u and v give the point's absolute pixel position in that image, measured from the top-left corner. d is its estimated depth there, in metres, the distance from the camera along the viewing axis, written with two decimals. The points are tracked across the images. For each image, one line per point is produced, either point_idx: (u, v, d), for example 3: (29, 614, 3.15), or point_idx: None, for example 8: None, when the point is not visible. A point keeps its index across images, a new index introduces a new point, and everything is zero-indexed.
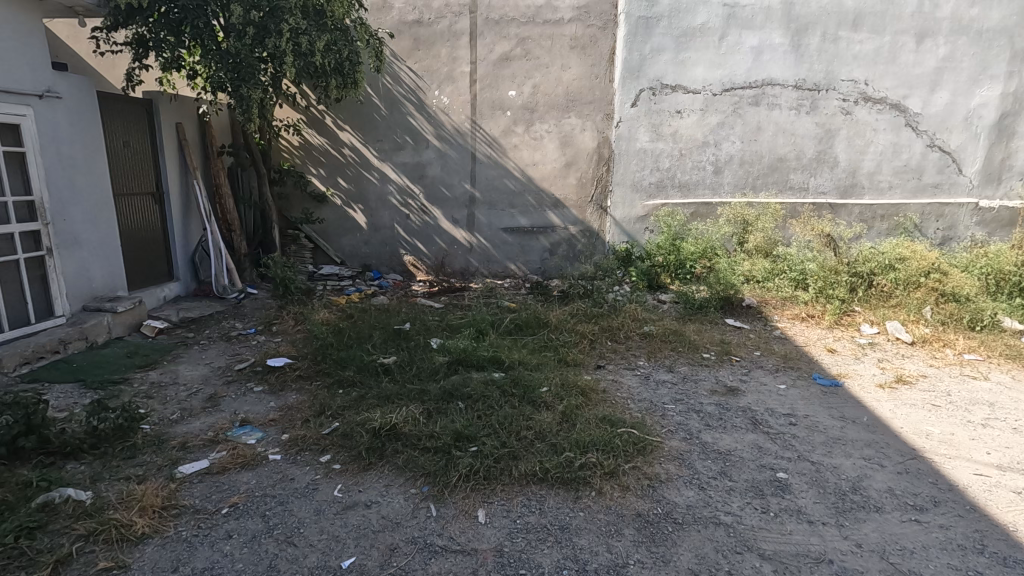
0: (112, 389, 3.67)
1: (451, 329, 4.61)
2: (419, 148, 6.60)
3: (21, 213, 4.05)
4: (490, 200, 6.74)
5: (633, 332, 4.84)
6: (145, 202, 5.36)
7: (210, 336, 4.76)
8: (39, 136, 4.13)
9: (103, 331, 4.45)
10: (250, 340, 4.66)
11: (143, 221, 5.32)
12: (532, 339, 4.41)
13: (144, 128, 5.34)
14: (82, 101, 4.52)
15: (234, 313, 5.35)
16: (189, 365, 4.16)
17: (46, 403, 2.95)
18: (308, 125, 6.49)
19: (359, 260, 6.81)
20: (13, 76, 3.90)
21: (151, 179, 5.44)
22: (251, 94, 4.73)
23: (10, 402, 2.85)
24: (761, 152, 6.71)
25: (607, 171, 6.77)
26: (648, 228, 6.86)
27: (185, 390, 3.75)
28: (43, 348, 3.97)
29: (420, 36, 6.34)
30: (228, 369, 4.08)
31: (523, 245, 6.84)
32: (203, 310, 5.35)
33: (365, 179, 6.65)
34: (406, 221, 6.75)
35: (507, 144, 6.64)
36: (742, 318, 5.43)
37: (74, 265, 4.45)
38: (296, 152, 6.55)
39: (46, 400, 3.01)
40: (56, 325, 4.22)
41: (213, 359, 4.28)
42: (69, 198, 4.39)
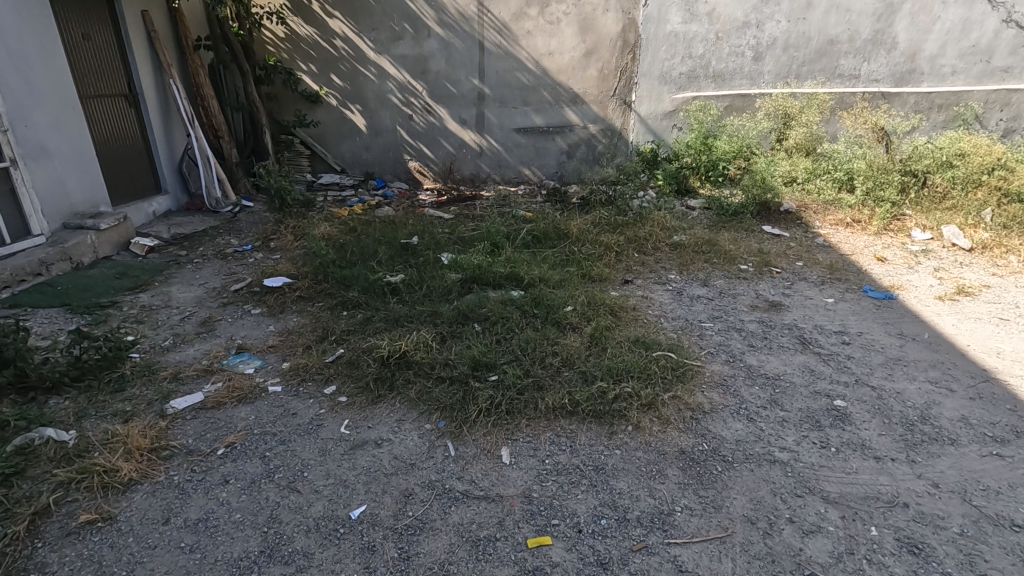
0: (100, 313, 3.39)
1: (463, 242, 4.22)
2: (420, 38, 5.83)
3: None
4: (501, 96, 6.05)
5: (661, 242, 4.41)
6: (118, 106, 4.79)
7: (204, 254, 4.41)
8: None
9: (88, 251, 4.11)
10: (247, 258, 4.31)
11: (118, 127, 4.79)
12: (552, 253, 4.02)
13: (105, 18, 4.65)
14: None
15: (229, 228, 4.96)
16: (183, 286, 3.85)
17: (21, 333, 2.67)
18: (292, 12, 5.69)
19: (361, 167, 6.28)
20: None
21: (121, 79, 4.83)
22: None
23: None
24: (809, 33, 5.86)
25: (633, 61, 6.00)
26: (676, 125, 6.20)
27: (178, 314, 3.45)
28: (23, 271, 3.65)
29: None
30: (224, 290, 3.76)
31: (539, 147, 6.25)
32: (196, 225, 4.96)
33: (361, 76, 5.95)
34: (409, 124, 6.14)
35: (519, 30, 5.83)
36: (780, 225, 4.95)
37: (45, 178, 4.00)
38: (282, 46, 5.81)
39: (21, 330, 2.73)
40: (34, 245, 3.85)
41: (207, 280, 3.95)
42: (27, 102, 3.86)
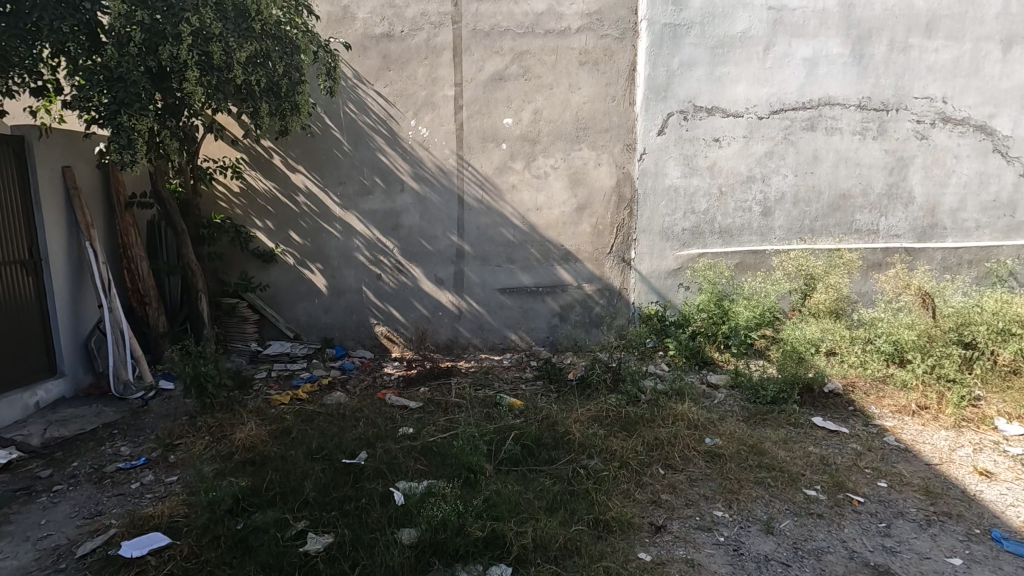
0: None
1: (428, 461, 3.11)
2: (392, 192, 5.20)
3: None
4: (483, 253, 5.32)
5: (691, 449, 3.32)
6: (10, 274, 3.86)
7: (73, 476, 3.22)
8: None
9: None
10: (130, 483, 3.13)
11: (5, 301, 3.82)
12: (548, 480, 2.91)
13: (10, 174, 3.88)
14: None
15: (128, 427, 3.82)
16: (8, 545, 2.62)
17: None
18: (250, 166, 5.09)
19: (318, 332, 5.35)
20: None
21: (22, 243, 3.96)
22: (135, 123, 3.40)
23: None
24: (819, 187, 5.36)
25: (630, 216, 5.35)
26: (683, 284, 5.43)
27: None
28: None
29: (391, 53, 5.00)
30: (68, 554, 2.54)
31: (527, 310, 5.40)
32: (85, 422, 3.82)
33: (324, 232, 5.23)
34: (378, 284, 5.32)
35: (503, 184, 5.24)
36: (832, 415, 3.94)
37: None
38: (236, 201, 5.13)
39: None
40: None
41: (52, 530, 2.73)
42: None
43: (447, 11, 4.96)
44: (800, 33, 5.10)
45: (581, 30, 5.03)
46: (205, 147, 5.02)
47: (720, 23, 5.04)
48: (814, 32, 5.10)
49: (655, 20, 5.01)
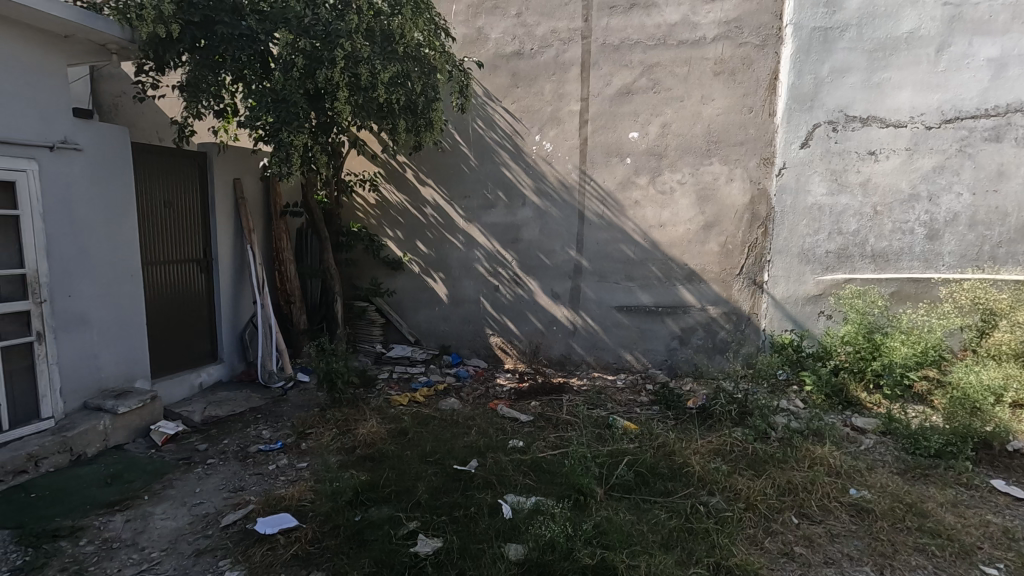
0: (48, 551, 2.57)
1: (537, 477, 3.05)
2: (514, 206, 5.29)
3: (8, 290, 3.20)
4: (601, 269, 5.21)
5: (832, 500, 2.92)
6: (186, 271, 4.47)
7: (224, 452, 3.61)
8: (42, 197, 3.32)
9: (97, 439, 3.46)
10: (267, 464, 3.44)
11: (182, 293, 4.44)
12: (664, 513, 2.72)
13: (194, 185, 4.52)
14: (111, 155, 3.73)
15: (269, 413, 4.22)
16: (170, 507, 2.98)
17: None
18: (385, 180, 5.47)
19: (437, 339, 5.56)
20: (13, 123, 3.15)
21: (199, 244, 4.58)
22: (292, 139, 3.75)
23: None
24: (1005, 208, 4.56)
25: (765, 235, 4.93)
26: (824, 313, 4.87)
27: (135, 564, 2.52)
28: (3, 470, 3.00)
29: (520, 70, 5.13)
30: (214, 522, 2.82)
31: (644, 330, 5.18)
32: (235, 405, 4.28)
33: (448, 243, 5.45)
34: (495, 295, 5.42)
35: (625, 199, 5.10)
36: (1019, 480, 3.27)
37: (76, 352, 3.55)
38: (371, 212, 5.54)
39: None
40: (36, 431, 3.28)
41: (204, 499, 3.06)
42: (78, 271, 3.54)
43: (577, 27, 4.98)
44: (985, 30, 4.41)
45: (717, 39, 4.78)
46: (349, 162, 5.50)
47: (881, 24, 4.52)
48: (1004, 27, 4.38)
49: (803, 25, 4.62)
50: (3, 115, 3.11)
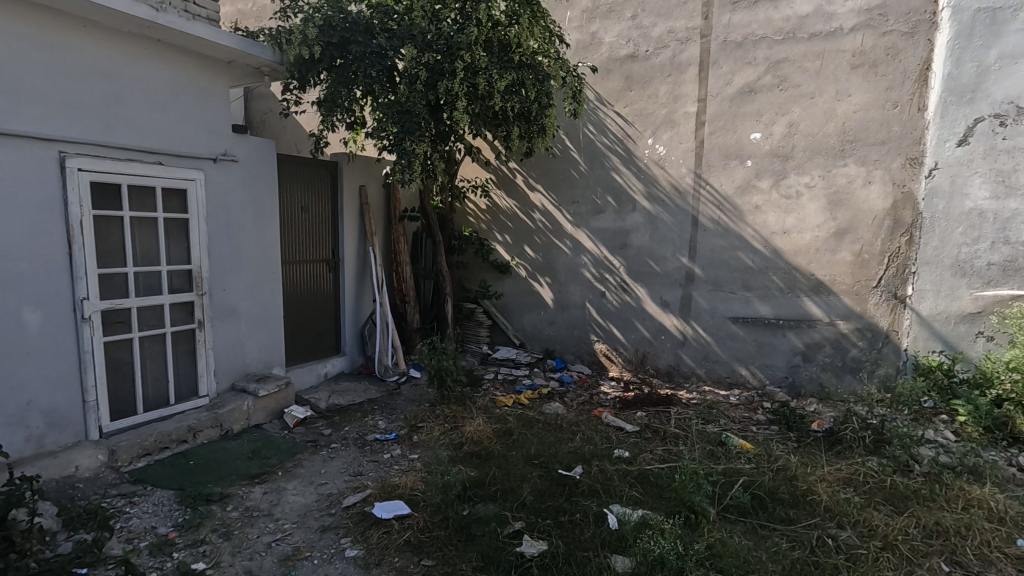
0: (202, 511, 2.93)
1: (644, 490, 2.96)
2: (623, 211, 5.20)
3: (178, 282, 3.70)
4: (715, 278, 4.95)
5: (993, 550, 2.53)
6: (317, 270, 4.91)
7: (345, 438, 3.91)
8: (207, 203, 3.81)
9: (241, 418, 3.90)
10: (383, 453, 3.67)
11: (313, 290, 4.88)
12: (784, 543, 2.51)
13: (327, 192, 4.96)
14: (261, 165, 4.20)
15: (385, 405, 4.50)
16: (300, 484, 3.28)
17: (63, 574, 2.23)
18: (496, 185, 5.64)
19: (541, 343, 5.61)
20: (186, 138, 3.66)
21: (329, 246, 5.01)
22: (415, 147, 3.98)
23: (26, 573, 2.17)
24: None
25: (909, 244, 4.41)
26: (984, 334, 4.22)
27: (270, 532, 2.80)
28: (169, 438, 3.47)
29: (634, 73, 5.04)
30: (336, 502, 3.06)
31: (762, 343, 4.85)
32: (355, 395, 4.62)
33: (555, 248, 5.48)
34: (601, 301, 5.35)
35: (744, 204, 4.81)
36: None
37: (228, 338, 4.02)
38: (482, 217, 5.73)
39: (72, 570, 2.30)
40: (195, 407, 3.76)
41: (328, 480, 3.33)
42: (232, 267, 4.01)
43: (696, 26, 4.79)
44: None
45: (856, 29, 4.36)
46: (463, 169, 5.74)
47: None
48: None
49: (964, 7, 4.08)
50: (179, 131, 3.62)
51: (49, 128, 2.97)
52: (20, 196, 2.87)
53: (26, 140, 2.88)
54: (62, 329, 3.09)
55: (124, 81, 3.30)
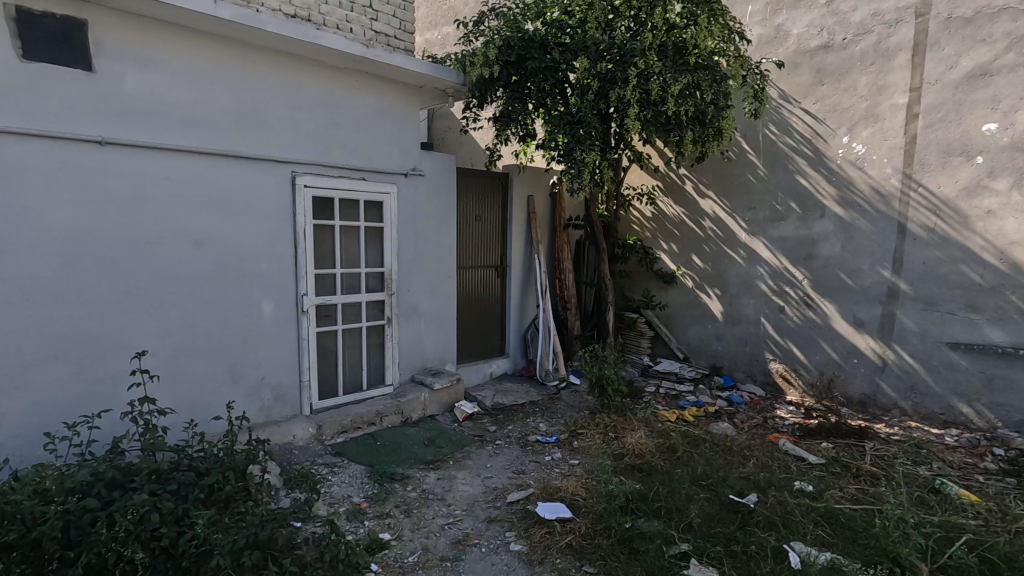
0: (387, 487, 3.29)
1: (833, 531, 2.63)
2: (809, 218, 4.70)
3: (373, 282, 4.21)
4: (927, 295, 4.22)
5: None
6: (487, 275, 5.22)
7: (509, 436, 4.09)
8: (398, 213, 4.28)
9: (419, 407, 4.29)
10: (544, 455, 3.76)
11: (483, 294, 5.20)
12: None
13: (498, 202, 5.25)
14: (444, 178, 4.60)
15: (546, 409, 4.61)
16: (469, 474, 3.50)
17: (286, 522, 2.69)
18: (663, 192, 5.48)
19: (708, 358, 5.31)
20: (384, 156, 4.15)
21: (498, 252, 5.30)
22: (584, 156, 3.98)
23: (260, 516, 2.66)
24: None
25: None
26: None
27: (443, 515, 3.04)
28: (362, 419, 3.95)
29: (828, 65, 4.54)
30: (502, 497, 3.22)
31: (992, 377, 4.01)
32: (518, 396, 4.81)
33: (726, 258, 5.15)
34: (779, 317, 4.89)
35: (971, 209, 4.03)
36: None
37: (410, 335, 4.46)
38: (647, 225, 5.61)
39: (294, 520, 2.76)
40: (381, 394, 4.24)
41: (494, 474, 3.51)
42: (416, 271, 4.45)
43: (910, 4, 4.16)
44: None
45: None
46: (629, 177, 5.70)
47: None
48: None
49: None
50: (379, 150, 4.12)
51: (286, 153, 3.59)
52: (265, 210, 3.52)
53: (269, 163, 3.52)
54: (287, 320, 3.70)
55: (340, 111, 3.87)
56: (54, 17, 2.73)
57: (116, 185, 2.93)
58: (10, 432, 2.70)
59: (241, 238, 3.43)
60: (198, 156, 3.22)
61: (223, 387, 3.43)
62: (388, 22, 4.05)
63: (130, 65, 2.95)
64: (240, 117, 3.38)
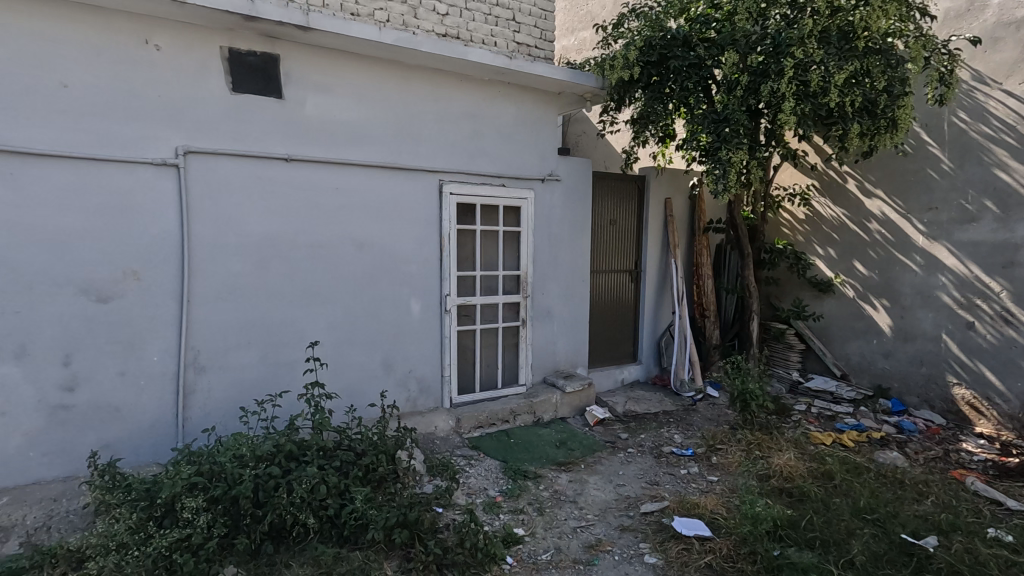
0: (521, 484, 3.39)
1: None
2: (1011, 219, 3.99)
3: (509, 285, 4.36)
4: None
5: None
6: (621, 279, 5.15)
7: (642, 446, 3.99)
8: (535, 217, 4.39)
9: (551, 409, 4.36)
10: (680, 468, 3.62)
11: (616, 299, 5.14)
12: None
13: (634, 205, 5.15)
14: (579, 182, 4.63)
15: (681, 420, 4.43)
16: (601, 480, 3.48)
17: (431, 505, 2.89)
18: (820, 192, 5.00)
19: (871, 378, 4.73)
20: (523, 163, 4.28)
21: (632, 257, 5.20)
22: (731, 156, 3.74)
23: (410, 497, 2.90)
24: None
25: None
26: None
27: (575, 518, 3.05)
28: (496, 416, 4.11)
29: None
30: (635, 506, 3.16)
31: None
32: (651, 405, 4.67)
33: (897, 265, 4.55)
34: (967, 335, 4.20)
35: None
36: None
37: (543, 337, 4.55)
38: (800, 228, 5.15)
39: (437, 505, 2.96)
40: (515, 393, 4.37)
41: (626, 482, 3.46)
42: (550, 274, 4.52)
43: None
44: None
45: None
46: (779, 176, 5.28)
47: None
48: None
49: None
50: (519, 158, 4.27)
51: (435, 163, 3.87)
52: (416, 216, 3.82)
53: (420, 173, 3.81)
54: (433, 318, 3.98)
55: (483, 121, 4.07)
56: (255, 54, 3.21)
57: (297, 196, 3.37)
58: (215, 405, 3.23)
59: (396, 242, 3.76)
60: (362, 168, 3.58)
61: (377, 377, 3.78)
62: (529, 33, 4.18)
63: (310, 91, 3.38)
64: (397, 131, 3.71)
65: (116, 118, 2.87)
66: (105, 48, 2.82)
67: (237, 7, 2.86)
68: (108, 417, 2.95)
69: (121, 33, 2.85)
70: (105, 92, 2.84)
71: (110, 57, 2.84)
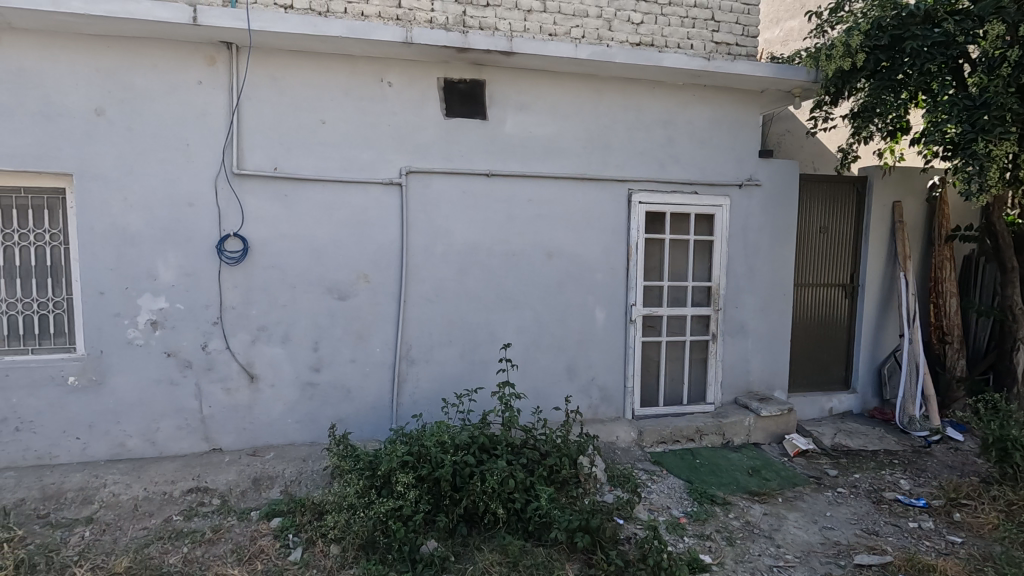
0: (707, 508, 3.20)
1: None
2: None
3: (699, 297, 4.16)
4: None
5: None
6: (832, 294, 4.55)
7: (856, 487, 3.48)
8: (730, 225, 4.11)
9: (743, 432, 4.02)
10: (908, 520, 3.08)
11: (825, 316, 4.55)
12: None
13: (851, 210, 4.51)
14: (784, 186, 4.22)
15: (909, 463, 3.76)
16: (802, 518, 3.12)
17: (613, 516, 2.85)
18: None
19: None
20: (719, 168, 4.05)
21: (847, 269, 4.55)
22: (991, 149, 3.10)
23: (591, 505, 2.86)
24: None
25: None
26: None
27: (772, 555, 2.79)
28: (681, 433, 3.93)
29: None
30: (846, 555, 2.77)
31: None
32: (868, 441, 4.03)
33: None
34: None
35: None
36: None
37: (736, 354, 4.23)
38: None
39: (619, 516, 2.91)
40: (703, 411, 4.13)
41: (835, 525, 3.05)
42: (746, 286, 4.19)
43: None
44: None
45: None
46: None
47: None
48: None
49: None
50: (714, 162, 4.05)
51: (624, 172, 3.87)
52: (604, 224, 3.86)
53: (610, 183, 3.85)
54: (617, 327, 3.96)
55: (676, 127, 3.95)
56: (465, 81, 3.57)
57: (495, 208, 3.65)
58: (422, 394, 3.65)
59: (584, 251, 3.84)
60: (554, 180, 3.74)
61: (562, 382, 3.89)
62: (730, 30, 3.94)
63: (510, 110, 3.64)
64: (588, 143, 3.79)
65: (357, 146, 3.43)
66: (350, 88, 3.39)
67: (453, 41, 3.21)
68: (342, 396, 3.53)
69: (363, 74, 3.40)
70: (350, 125, 3.41)
71: (355, 95, 3.40)
